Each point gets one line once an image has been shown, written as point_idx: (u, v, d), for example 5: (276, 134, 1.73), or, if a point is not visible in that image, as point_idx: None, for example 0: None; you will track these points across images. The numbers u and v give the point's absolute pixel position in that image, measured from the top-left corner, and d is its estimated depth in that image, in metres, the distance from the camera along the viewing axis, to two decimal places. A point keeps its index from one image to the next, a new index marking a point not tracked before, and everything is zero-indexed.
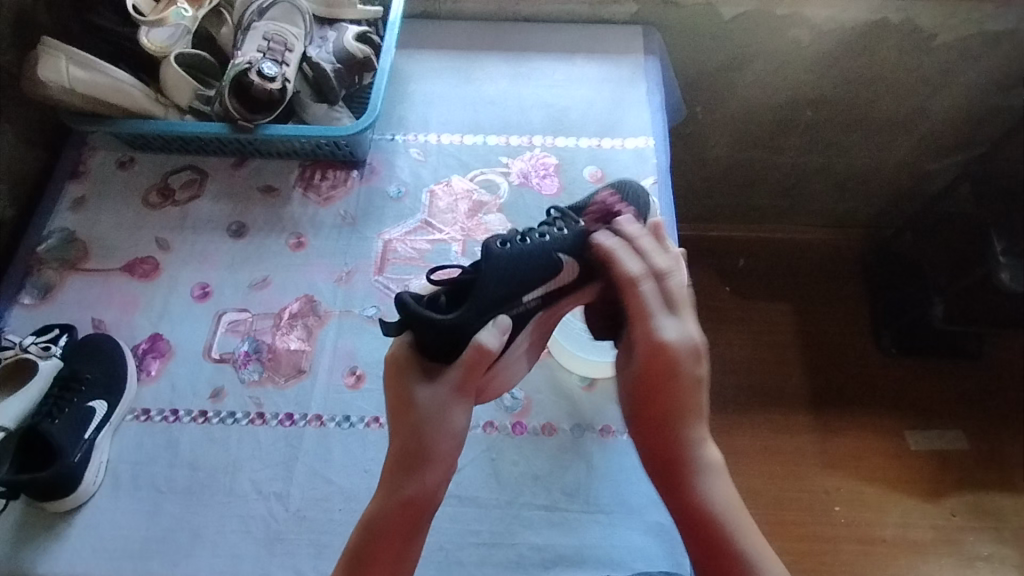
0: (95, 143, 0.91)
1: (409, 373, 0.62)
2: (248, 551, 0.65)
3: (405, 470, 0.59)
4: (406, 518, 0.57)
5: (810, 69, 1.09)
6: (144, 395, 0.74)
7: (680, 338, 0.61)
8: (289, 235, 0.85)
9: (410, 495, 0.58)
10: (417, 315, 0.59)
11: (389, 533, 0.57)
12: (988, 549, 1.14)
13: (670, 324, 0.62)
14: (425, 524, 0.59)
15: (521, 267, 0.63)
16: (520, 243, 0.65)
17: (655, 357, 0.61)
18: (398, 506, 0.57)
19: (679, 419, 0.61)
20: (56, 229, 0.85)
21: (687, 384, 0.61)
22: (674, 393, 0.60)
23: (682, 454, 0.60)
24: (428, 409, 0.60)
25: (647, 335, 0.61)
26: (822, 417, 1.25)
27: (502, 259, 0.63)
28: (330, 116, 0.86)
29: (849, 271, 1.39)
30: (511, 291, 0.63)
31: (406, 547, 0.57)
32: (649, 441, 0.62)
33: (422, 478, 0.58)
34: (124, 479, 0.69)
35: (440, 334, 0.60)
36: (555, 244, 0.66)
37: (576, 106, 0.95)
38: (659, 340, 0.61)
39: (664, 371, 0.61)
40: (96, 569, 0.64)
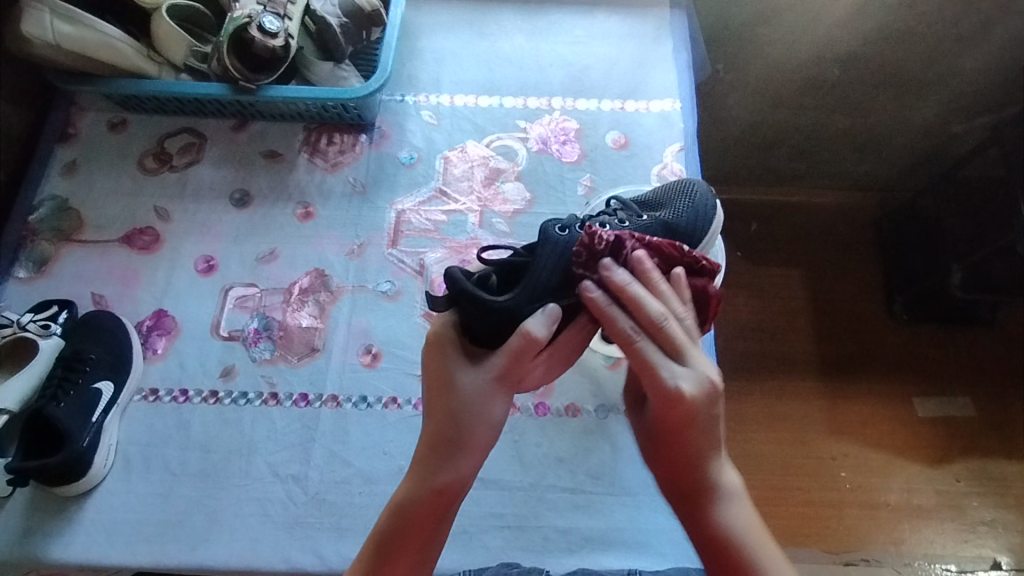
0: (83, 103, 0.85)
1: (451, 354, 0.58)
2: (267, 535, 0.64)
3: (437, 456, 0.55)
4: (436, 506, 0.54)
5: (843, 24, 1.02)
6: (151, 374, 0.71)
7: (695, 388, 0.51)
8: (296, 204, 0.80)
9: (442, 482, 0.55)
10: (469, 295, 0.56)
11: (417, 520, 0.54)
12: (991, 514, 1.16)
13: (679, 372, 0.51)
14: (450, 515, 0.56)
15: (577, 253, 0.59)
16: (579, 231, 0.60)
17: (665, 410, 0.52)
18: (428, 492, 0.55)
19: (698, 462, 0.53)
20: (47, 196, 0.80)
21: (705, 429, 0.52)
22: (693, 436, 0.52)
23: (699, 482, 0.54)
24: (470, 396, 0.56)
25: (654, 388, 0.52)
26: (831, 383, 1.24)
27: (558, 247, 0.58)
28: (337, 75, 0.80)
29: (863, 236, 1.36)
30: (564, 277, 0.58)
31: (433, 534, 0.55)
32: (670, 470, 0.55)
33: (457, 466, 0.55)
34: (135, 462, 0.67)
35: (486, 320, 0.56)
36: None
37: (598, 65, 0.89)
38: (672, 393, 0.50)
39: (678, 420, 0.52)
40: (111, 553, 0.63)
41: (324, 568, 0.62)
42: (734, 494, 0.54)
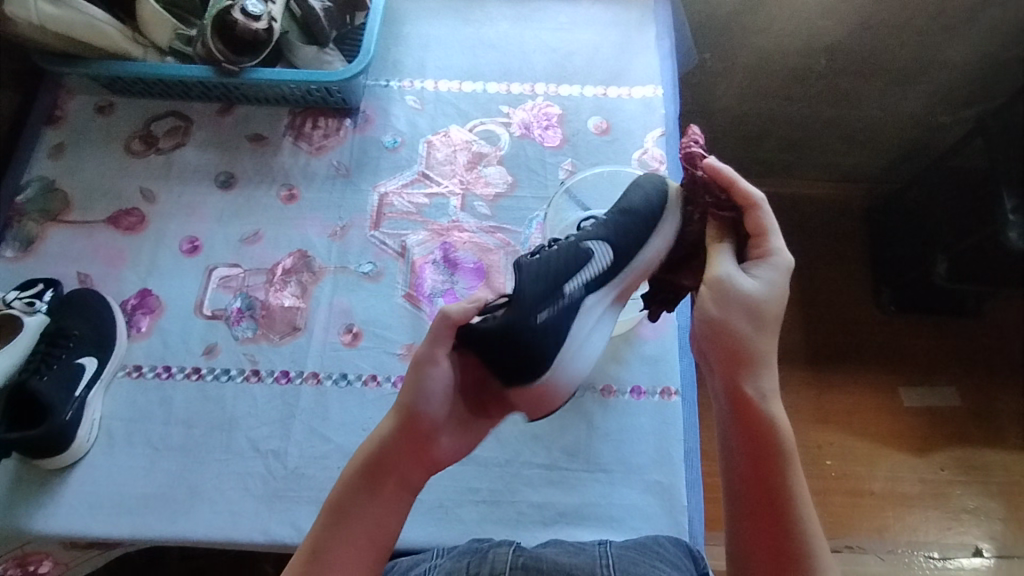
0: (71, 86, 0.86)
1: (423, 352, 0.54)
2: (247, 508, 0.65)
3: (388, 450, 0.54)
4: (379, 497, 0.54)
5: (827, 13, 1.03)
6: (135, 351, 0.72)
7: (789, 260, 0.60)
8: (280, 186, 0.81)
9: (387, 473, 0.54)
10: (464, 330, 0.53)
11: (358, 510, 0.54)
12: (974, 502, 1.16)
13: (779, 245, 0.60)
14: (395, 519, 0.54)
15: (556, 258, 0.57)
16: (549, 248, 0.59)
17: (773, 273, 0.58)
18: (371, 491, 0.54)
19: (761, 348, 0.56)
20: (34, 178, 0.81)
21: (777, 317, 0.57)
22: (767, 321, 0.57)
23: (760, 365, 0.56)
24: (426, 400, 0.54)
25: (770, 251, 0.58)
26: (817, 373, 1.24)
27: (536, 260, 0.57)
28: (321, 58, 0.81)
29: (850, 226, 1.36)
30: (556, 279, 0.56)
31: (373, 528, 0.53)
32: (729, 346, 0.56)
33: (404, 467, 0.54)
34: (118, 436, 0.68)
35: (496, 340, 0.52)
36: (580, 237, 0.60)
37: (582, 51, 0.90)
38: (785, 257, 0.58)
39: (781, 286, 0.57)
40: (93, 524, 0.64)
41: (301, 540, 0.64)
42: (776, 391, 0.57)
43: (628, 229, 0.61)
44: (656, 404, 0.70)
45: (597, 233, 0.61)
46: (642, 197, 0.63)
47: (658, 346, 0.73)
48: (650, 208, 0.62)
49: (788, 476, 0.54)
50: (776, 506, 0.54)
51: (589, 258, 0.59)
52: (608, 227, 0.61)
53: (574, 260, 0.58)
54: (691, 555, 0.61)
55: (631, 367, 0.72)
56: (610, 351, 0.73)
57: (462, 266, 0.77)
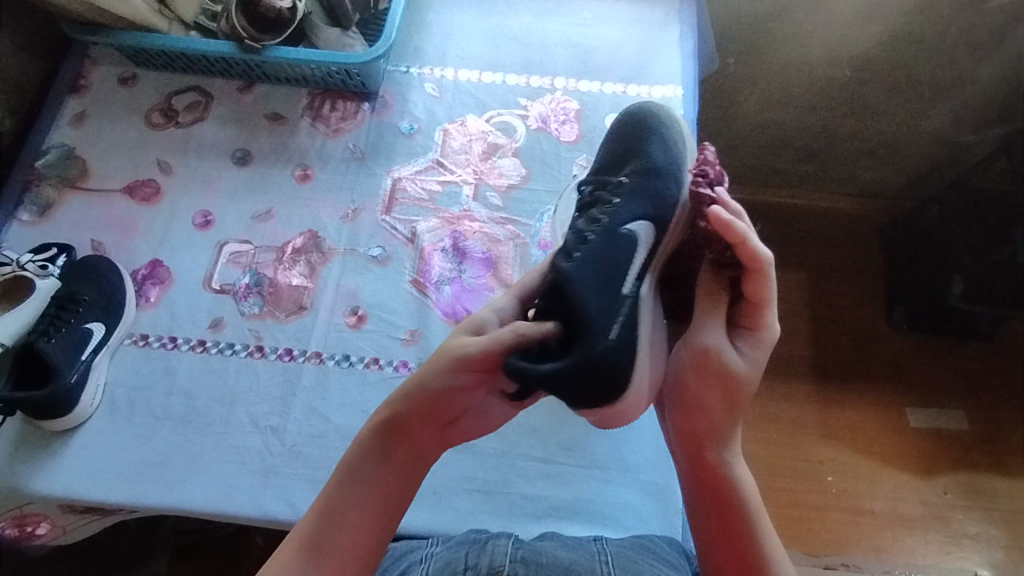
0: (97, 56, 0.87)
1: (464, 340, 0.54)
2: (242, 481, 0.65)
3: (410, 424, 0.55)
4: (394, 467, 0.55)
5: (855, 23, 1.02)
6: (143, 320, 0.73)
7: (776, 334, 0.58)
8: (295, 166, 0.82)
9: (403, 446, 0.56)
10: (531, 375, 0.49)
11: (369, 477, 0.55)
12: (976, 528, 1.13)
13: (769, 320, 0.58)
14: (411, 486, 0.56)
15: (598, 265, 0.54)
16: (584, 244, 0.56)
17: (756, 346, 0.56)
18: (386, 454, 0.56)
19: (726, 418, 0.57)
20: (55, 144, 0.82)
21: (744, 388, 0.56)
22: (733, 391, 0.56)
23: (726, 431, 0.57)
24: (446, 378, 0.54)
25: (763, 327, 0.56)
26: (823, 387, 1.22)
27: (583, 268, 0.53)
28: (343, 41, 0.81)
29: (866, 242, 1.33)
30: (611, 290, 0.54)
31: (385, 499, 0.55)
32: (688, 414, 0.57)
33: (423, 441, 0.56)
34: (121, 402, 0.69)
35: (574, 375, 0.49)
36: (616, 218, 0.59)
37: (604, 48, 0.89)
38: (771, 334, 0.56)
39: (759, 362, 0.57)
40: (92, 488, 0.65)
41: (294, 517, 0.64)
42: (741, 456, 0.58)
43: (659, 192, 0.61)
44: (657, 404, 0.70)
45: (632, 210, 0.60)
46: (655, 153, 0.64)
47: None
48: (670, 163, 0.63)
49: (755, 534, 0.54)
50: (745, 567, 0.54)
51: (635, 242, 0.58)
52: (637, 202, 0.61)
53: (624, 255, 0.56)
54: (685, 555, 0.62)
55: None
56: None
57: (472, 255, 0.77)
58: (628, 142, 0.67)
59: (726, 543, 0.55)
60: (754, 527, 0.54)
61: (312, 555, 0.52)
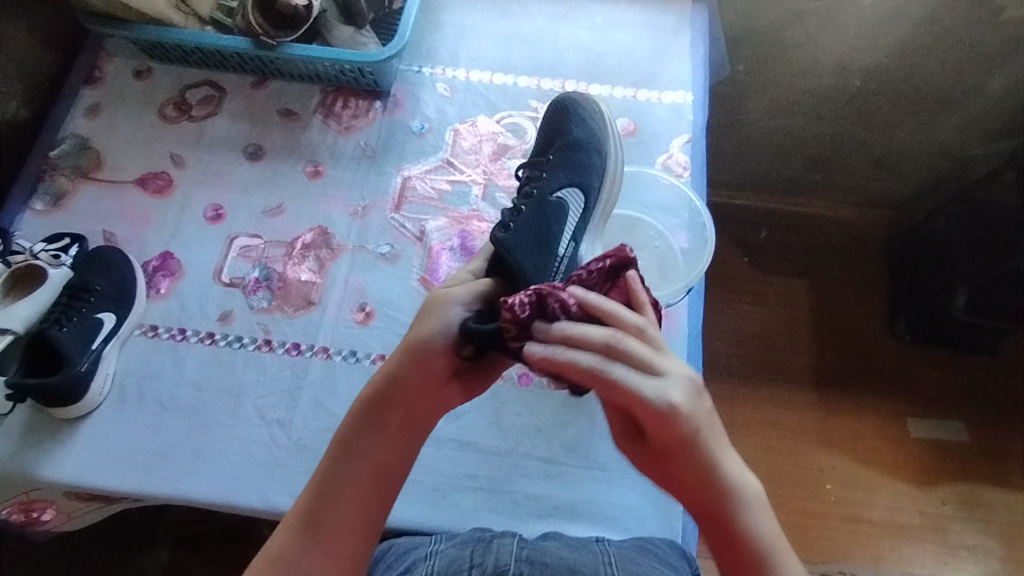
0: (112, 49, 0.88)
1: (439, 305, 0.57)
2: (247, 474, 0.66)
3: (405, 391, 0.56)
4: (391, 437, 0.56)
5: (867, 34, 1.02)
6: (153, 311, 0.73)
7: (684, 398, 0.46)
8: (306, 162, 0.82)
9: (399, 415, 0.56)
10: (475, 332, 0.54)
11: (365, 449, 0.55)
12: (974, 540, 1.13)
13: (665, 385, 0.46)
14: (407, 456, 0.56)
15: (530, 231, 0.63)
16: (518, 215, 0.65)
17: (658, 429, 0.47)
18: (381, 425, 0.55)
19: (684, 488, 0.50)
20: (69, 134, 0.83)
21: (677, 458, 0.48)
22: (670, 464, 0.49)
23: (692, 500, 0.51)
24: (440, 334, 0.55)
25: (642, 414, 0.46)
26: (824, 395, 1.22)
27: (517, 236, 0.62)
28: (357, 40, 0.82)
29: (871, 252, 1.31)
30: (543, 252, 0.63)
31: (383, 471, 0.55)
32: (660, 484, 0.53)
33: (418, 408, 0.56)
34: (129, 392, 0.70)
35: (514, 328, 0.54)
36: (546, 191, 0.68)
37: (615, 52, 0.90)
38: (665, 410, 0.46)
39: (678, 441, 0.48)
40: (99, 476, 0.66)
41: None
42: (736, 511, 0.50)
43: (579, 161, 0.70)
44: None
45: (560, 180, 0.69)
46: (575, 129, 0.72)
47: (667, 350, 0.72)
48: (585, 137, 0.71)
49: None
50: None
51: (564, 208, 0.67)
52: (563, 170, 0.69)
53: (554, 220, 0.66)
54: (686, 557, 0.62)
55: None
56: None
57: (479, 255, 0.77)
58: (556, 129, 0.74)
59: None
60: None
61: (311, 533, 0.52)
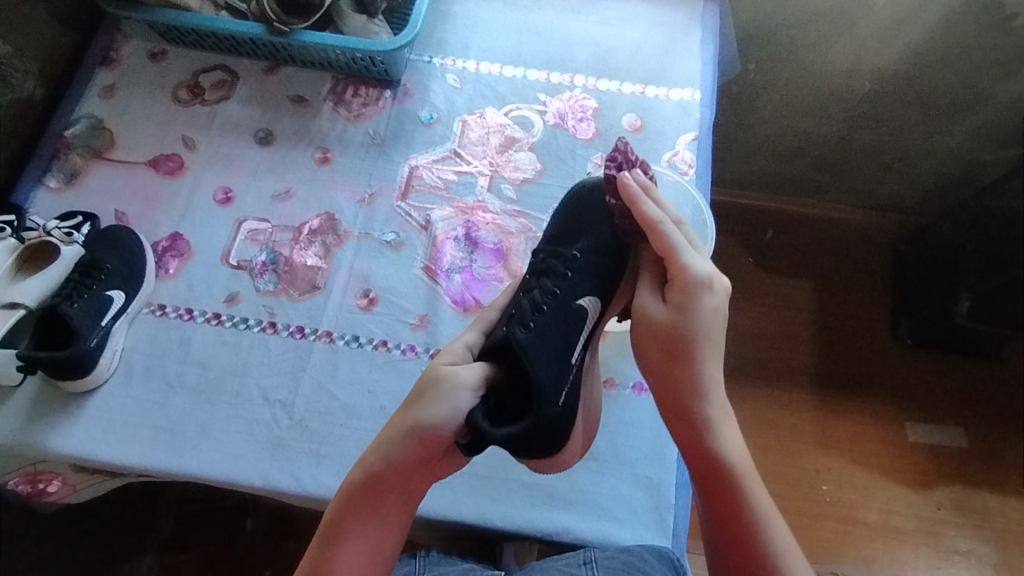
0: (128, 31, 0.89)
1: (442, 392, 0.55)
2: (250, 452, 0.68)
3: (398, 472, 0.56)
4: (382, 518, 0.56)
5: (878, 36, 1.02)
6: (161, 291, 0.75)
7: (712, 272, 0.59)
8: (315, 148, 0.83)
9: (392, 496, 0.56)
10: (486, 436, 0.52)
11: (356, 533, 0.56)
12: (968, 545, 1.14)
13: (697, 261, 0.59)
14: (397, 536, 0.57)
15: (551, 336, 0.59)
16: (538, 318, 0.61)
17: (682, 292, 0.58)
18: (373, 508, 0.56)
19: (686, 369, 0.58)
20: (84, 115, 0.85)
21: (699, 324, 0.58)
22: (685, 348, 0.58)
23: (688, 387, 0.58)
24: (447, 420, 0.55)
25: (676, 269, 0.59)
26: (822, 397, 1.23)
27: (537, 344, 0.58)
28: (368, 28, 0.83)
29: (876, 257, 1.33)
30: (562, 361, 0.59)
31: (377, 548, 0.56)
32: (657, 373, 0.60)
33: (412, 486, 0.57)
34: (137, 369, 0.71)
35: (526, 441, 0.54)
36: (567, 297, 0.63)
37: (625, 47, 0.90)
38: (696, 273, 0.58)
39: (692, 313, 0.58)
40: (105, 450, 0.67)
41: (298, 489, 0.66)
42: (723, 410, 0.58)
43: (601, 270, 0.66)
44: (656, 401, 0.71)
45: (581, 287, 0.64)
46: (605, 235, 0.66)
47: None
48: (614, 243, 0.66)
49: (738, 487, 0.55)
50: (735, 527, 0.55)
51: (582, 319, 0.63)
52: (588, 280, 0.65)
53: (573, 329, 0.61)
54: (674, 566, 0.62)
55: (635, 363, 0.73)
56: (616, 345, 0.74)
57: (483, 246, 0.78)
58: (579, 224, 0.68)
59: (713, 505, 0.56)
60: (735, 489, 0.55)
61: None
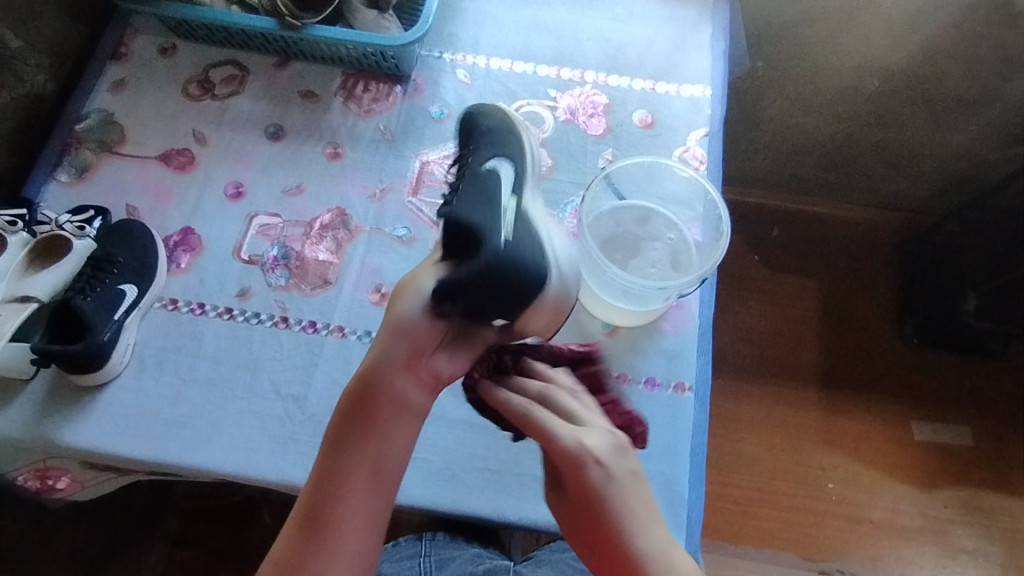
0: (138, 26, 0.89)
1: (411, 295, 0.60)
2: (263, 447, 0.67)
3: (386, 376, 0.59)
4: (379, 422, 0.59)
5: (887, 33, 1.02)
6: (173, 285, 0.75)
7: (592, 440, 0.57)
8: (326, 144, 0.83)
9: (384, 401, 0.59)
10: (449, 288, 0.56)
11: (357, 442, 0.59)
12: (974, 544, 1.14)
13: (568, 431, 0.57)
14: (402, 440, 0.60)
15: (476, 194, 0.61)
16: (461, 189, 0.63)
17: (570, 474, 0.56)
18: (368, 415, 0.59)
19: (619, 550, 0.55)
20: (94, 109, 0.84)
21: (603, 498, 0.55)
22: (606, 531, 0.55)
23: (629, 570, 0.54)
24: (417, 312, 0.58)
25: (556, 453, 0.56)
26: (828, 394, 1.23)
27: (464, 203, 0.60)
28: (379, 24, 0.83)
29: (882, 255, 1.32)
30: (492, 200, 0.61)
31: (382, 452, 0.59)
32: (600, 569, 0.56)
33: (406, 390, 0.59)
34: (149, 363, 0.71)
35: (487, 270, 0.55)
36: (481, 163, 0.66)
37: (635, 44, 0.90)
38: (570, 446, 0.56)
39: (591, 492, 0.55)
40: (118, 444, 0.67)
41: None
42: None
43: (505, 132, 0.69)
44: (669, 398, 0.71)
45: (489, 151, 0.67)
46: (490, 108, 0.72)
47: (677, 341, 0.73)
48: (496, 112, 0.72)
49: None
50: None
51: (502, 172, 0.65)
52: (494, 142, 0.68)
53: (493, 185, 0.63)
54: None
55: (647, 359, 0.73)
56: (629, 340, 0.74)
57: None
58: (467, 129, 0.73)
59: None
60: None
61: (314, 536, 0.56)
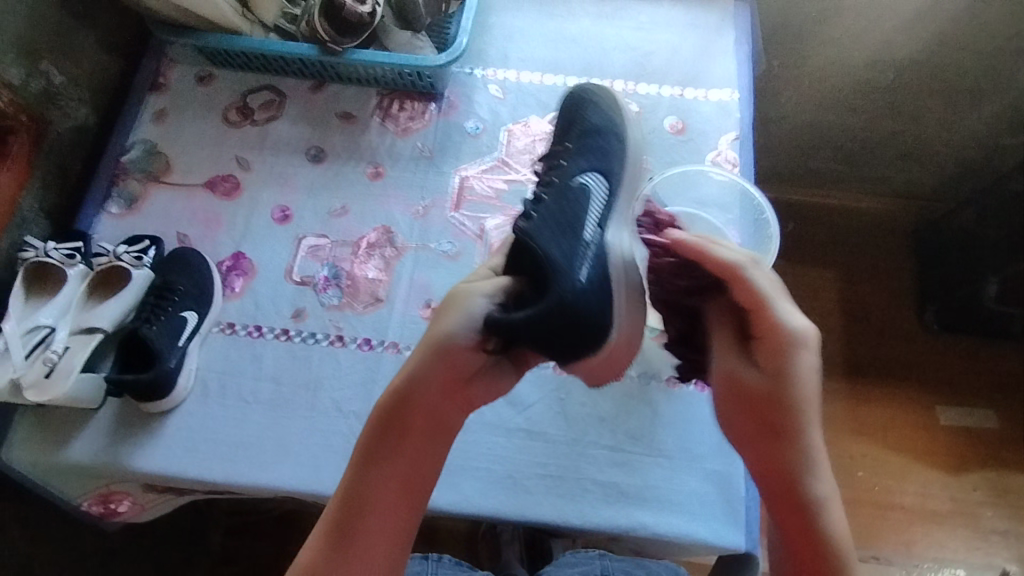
0: (175, 56, 0.91)
1: (455, 305, 0.57)
2: (329, 463, 0.69)
3: (423, 391, 0.57)
4: (413, 440, 0.58)
5: (902, 28, 1.04)
6: (229, 310, 0.77)
7: (808, 326, 0.55)
8: (366, 163, 0.85)
9: (420, 417, 0.58)
10: (508, 325, 0.53)
11: (388, 458, 0.57)
12: (1005, 525, 1.16)
13: (792, 313, 0.56)
14: (433, 461, 0.58)
15: (555, 214, 0.60)
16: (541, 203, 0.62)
17: (776, 349, 0.55)
18: (405, 431, 0.57)
19: (794, 437, 0.54)
20: (139, 140, 0.86)
21: (802, 387, 0.54)
22: (788, 415, 0.54)
23: (793, 456, 0.54)
24: (464, 329, 0.56)
25: (769, 323, 0.56)
26: (855, 384, 1.25)
27: (541, 225, 0.58)
28: (413, 44, 0.85)
29: (900, 244, 1.34)
30: (570, 235, 0.59)
31: (412, 472, 0.57)
32: (750, 438, 0.56)
33: (444, 408, 0.58)
34: (212, 387, 0.73)
35: (548, 318, 0.53)
36: (567, 176, 0.65)
37: (661, 51, 0.92)
38: (788, 324, 0.55)
39: (794, 373, 0.54)
40: (189, 467, 0.69)
41: None
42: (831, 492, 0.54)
43: (595, 146, 0.68)
44: None
45: (579, 165, 0.66)
46: (591, 117, 0.71)
47: None
48: (598, 125, 0.70)
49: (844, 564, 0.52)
50: None
51: (587, 191, 0.64)
52: (586, 158, 0.67)
53: (580, 202, 0.63)
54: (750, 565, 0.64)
55: None
56: None
57: None
58: (570, 116, 0.73)
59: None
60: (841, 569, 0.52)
61: (343, 546, 0.55)
